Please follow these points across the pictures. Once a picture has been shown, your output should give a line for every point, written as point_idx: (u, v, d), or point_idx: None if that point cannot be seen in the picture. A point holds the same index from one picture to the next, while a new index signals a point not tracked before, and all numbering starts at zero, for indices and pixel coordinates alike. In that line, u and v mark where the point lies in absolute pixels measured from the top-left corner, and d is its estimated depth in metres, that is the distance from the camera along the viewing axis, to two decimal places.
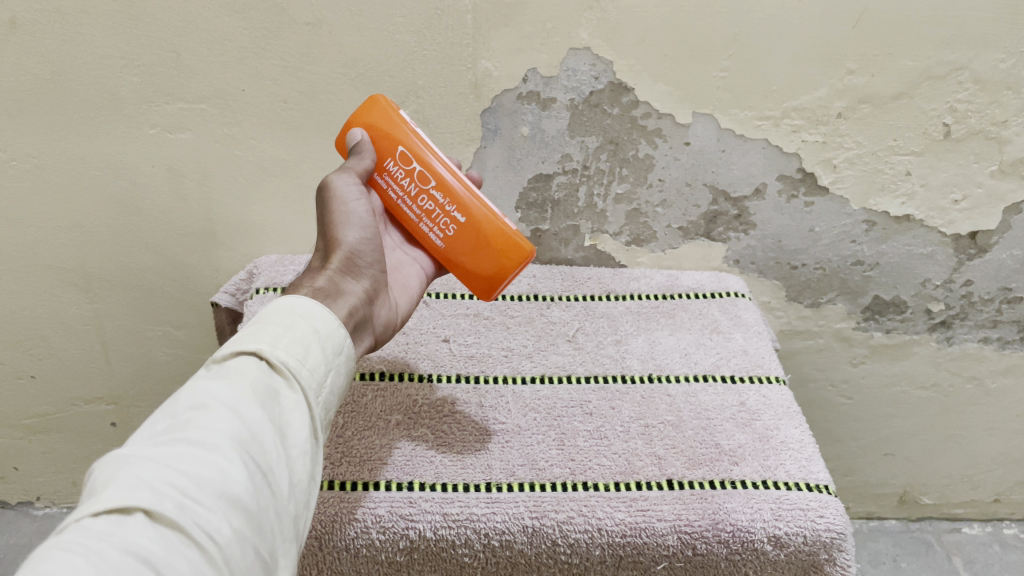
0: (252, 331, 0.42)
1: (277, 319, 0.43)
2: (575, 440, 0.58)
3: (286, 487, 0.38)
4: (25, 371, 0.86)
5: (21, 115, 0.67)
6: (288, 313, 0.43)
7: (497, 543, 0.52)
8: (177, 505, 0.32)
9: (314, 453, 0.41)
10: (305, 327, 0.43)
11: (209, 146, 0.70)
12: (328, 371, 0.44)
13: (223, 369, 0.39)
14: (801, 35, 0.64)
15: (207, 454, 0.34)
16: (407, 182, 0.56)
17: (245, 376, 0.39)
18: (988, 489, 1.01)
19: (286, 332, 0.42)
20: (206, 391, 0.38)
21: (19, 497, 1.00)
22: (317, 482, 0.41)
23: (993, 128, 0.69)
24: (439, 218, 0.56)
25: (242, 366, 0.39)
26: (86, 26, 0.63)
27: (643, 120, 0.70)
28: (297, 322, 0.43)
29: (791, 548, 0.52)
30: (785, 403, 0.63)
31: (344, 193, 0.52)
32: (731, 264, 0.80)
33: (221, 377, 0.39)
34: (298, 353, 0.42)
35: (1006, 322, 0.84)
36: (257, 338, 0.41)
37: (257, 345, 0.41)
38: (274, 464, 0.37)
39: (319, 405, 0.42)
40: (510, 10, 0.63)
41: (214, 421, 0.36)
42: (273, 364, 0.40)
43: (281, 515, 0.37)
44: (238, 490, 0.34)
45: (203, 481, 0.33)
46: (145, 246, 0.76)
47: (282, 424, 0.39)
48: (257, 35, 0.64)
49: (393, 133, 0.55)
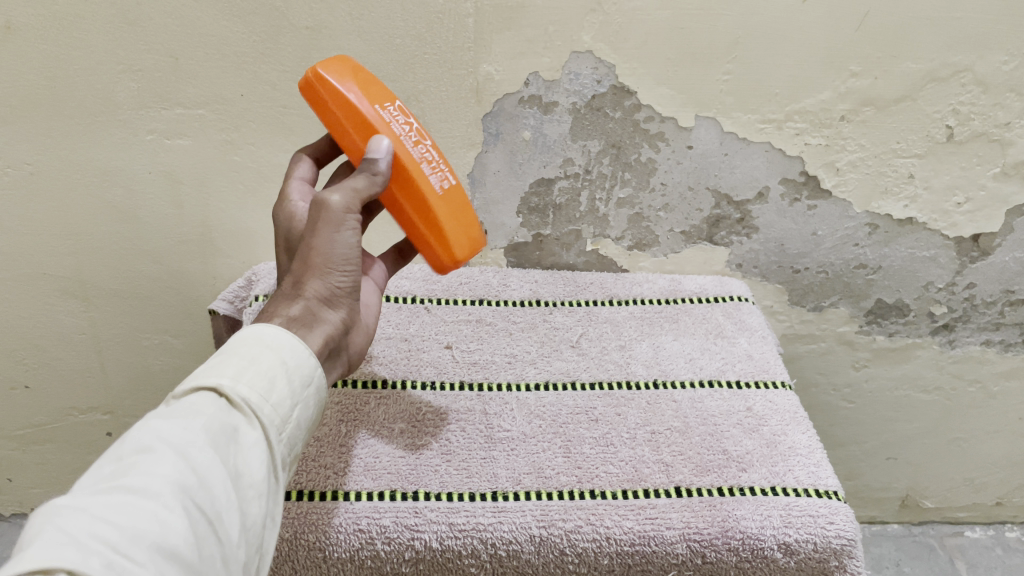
0: (215, 364, 0.41)
1: (243, 350, 0.42)
2: (581, 448, 0.58)
3: (236, 531, 0.36)
4: (19, 381, 0.85)
5: (16, 122, 0.66)
6: (256, 343, 0.42)
7: (504, 553, 0.51)
8: (105, 563, 0.30)
9: (270, 491, 0.40)
10: (271, 359, 0.42)
11: (207, 153, 0.69)
12: (295, 405, 0.42)
13: (179, 406, 0.38)
14: (803, 38, 0.64)
15: (146, 503, 0.33)
16: (405, 125, 0.52)
17: (200, 414, 0.38)
18: (990, 492, 1.01)
19: (250, 364, 0.41)
20: (155, 433, 0.36)
21: (14, 509, 0.99)
22: (273, 522, 0.40)
23: (995, 130, 0.69)
24: (435, 169, 0.52)
25: (198, 404, 0.38)
26: (83, 32, 0.62)
27: (646, 123, 0.69)
28: (263, 353, 0.42)
29: (801, 555, 0.52)
30: (792, 409, 0.62)
31: (334, 219, 0.47)
32: (733, 268, 0.80)
33: (176, 415, 0.37)
34: (260, 388, 0.40)
35: (1008, 324, 0.84)
36: (218, 374, 0.40)
37: (217, 381, 0.39)
38: (222, 509, 0.36)
39: (280, 443, 0.41)
40: (512, 14, 0.63)
41: (158, 466, 0.34)
42: (232, 401, 0.39)
43: (227, 563, 0.35)
44: (177, 541, 0.32)
45: (137, 532, 0.31)
46: (142, 254, 0.75)
47: (238, 464, 0.38)
48: (256, 39, 0.63)
49: (375, 83, 0.52)
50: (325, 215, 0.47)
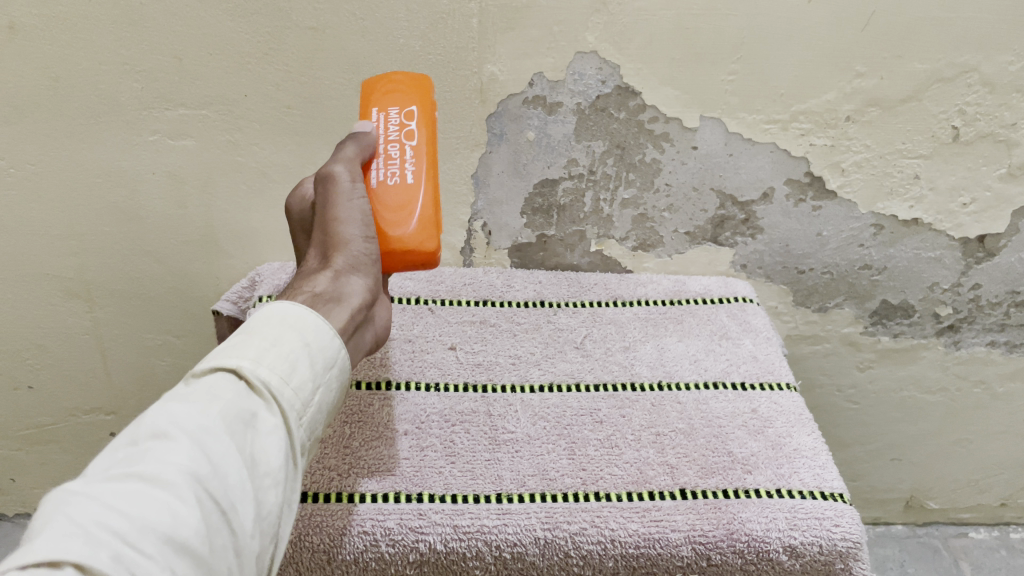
0: (236, 345, 0.41)
1: (264, 333, 0.42)
2: (586, 450, 0.57)
3: (249, 522, 0.36)
4: (22, 381, 0.85)
5: (19, 122, 0.66)
6: (277, 326, 0.43)
7: (509, 555, 0.51)
8: (115, 555, 0.30)
9: (287, 478, 0.40)
10: (292, 343, 0.42)
11: (211, 153, 0.69)
12: (313, 390, 0.42)
13: (197, 388, 0.38)
14: (809, 38, 0.64)
15: (158, 493, 0.33)
16: (394, 128, 0.56)
17: (218, 399, 0.37)
18: (995, 493, 1.00)
19: (270, 349, 0.41)
20: (172, 416, 0.36)
21: (17, 509, 0.99)
22: (288, 510, 0.40)
23: (1002, 130, 0.69)
24: (389, 166, 0.55)
25: (217, 387, 0.38)
26: (86, 31, 0.62)
27: (650, 123, 0.69)
28: (283, 336, 0.42)
29: (806, 558, 0.51)
30: (797, 410, 0.62)
31: (341, 187, 0.52)
32: (738, 269, 0.79)
33: (193, 398, 0.37)
34: (280, 371, 0.40)
35: (1013, 325, 0.84)
36: (238, 355, 0.40)
37: (236, 363, 0.39)
38: (236, 498, 0.35)
39: (298, 429, 0.41)
40: (516, 14, 0.62)
41: (172, 453, 0.34)
42: (251, 384, 0.39)
43: (239, 553, 0.35)
44: (188, 533, 0.32)
45: (148, 524, 0.31)
46: (146, 254, 0.75)
47: (254, 451, 0.37)
48: (259, 40, 0.63)
49: (410, 92, 0.57)
50: (334, 187, 0.52)
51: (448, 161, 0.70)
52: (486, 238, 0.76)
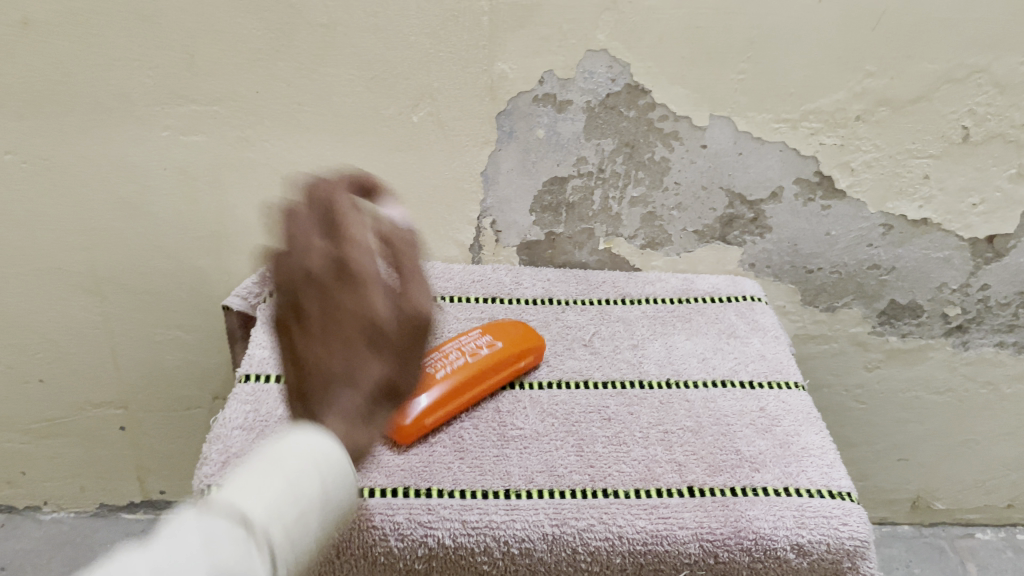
0: (257, 482, 0.37)
1: (286, 471, 0.38)
2: (594, 447, 0.58)
3: None
4: (33, 375, 0.85)
5: (32, 117, 0.66)
6: (297, 468, 0.39)
7: (517, 551, 0.51)
8: None
9: None
10: (310, 487, 0.38)
11: (222, 149, 0.69)
12: (311, 560, 0.39)
13: (214, 519, 0.34)
14: (819, 38, 0.64)
15: None
16: None
17: (236, 541, 0.33)
18: (1002, 494, 1.00)
19: (291, 489, 0.37)
20: (189, 552, 0.32)
21: (26, 502, 0.99)
22: None
23: (1012, 131, 0.69)
24: None
25: (236, 527, 0.34)
26: (99, 27, 0.62)
27: (660, 122, 0.69)
28: (303, 479, 0.38)
29: (814, 556, 0.52)
30: (805, 409, 0.62)
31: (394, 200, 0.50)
32: (746, 268, 0.79)
33: (211, 532, 0.33)
34: (288, 514, 0.37)
35: (1022, 326, 0.84)
36: (258, 497, 0.36)
37: (256, 506, 0.35)
38: None
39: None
40: (527, 12, 0.63)
41: None
42: (268, 529, 0.35)
43: None
44: None
45: None
46: (157, 249, 0.76)
47: None
48: (271, 37, 0.63)
49: None
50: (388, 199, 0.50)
51: (458, 158, 0.70)
52: (495, 236, 0.76)
